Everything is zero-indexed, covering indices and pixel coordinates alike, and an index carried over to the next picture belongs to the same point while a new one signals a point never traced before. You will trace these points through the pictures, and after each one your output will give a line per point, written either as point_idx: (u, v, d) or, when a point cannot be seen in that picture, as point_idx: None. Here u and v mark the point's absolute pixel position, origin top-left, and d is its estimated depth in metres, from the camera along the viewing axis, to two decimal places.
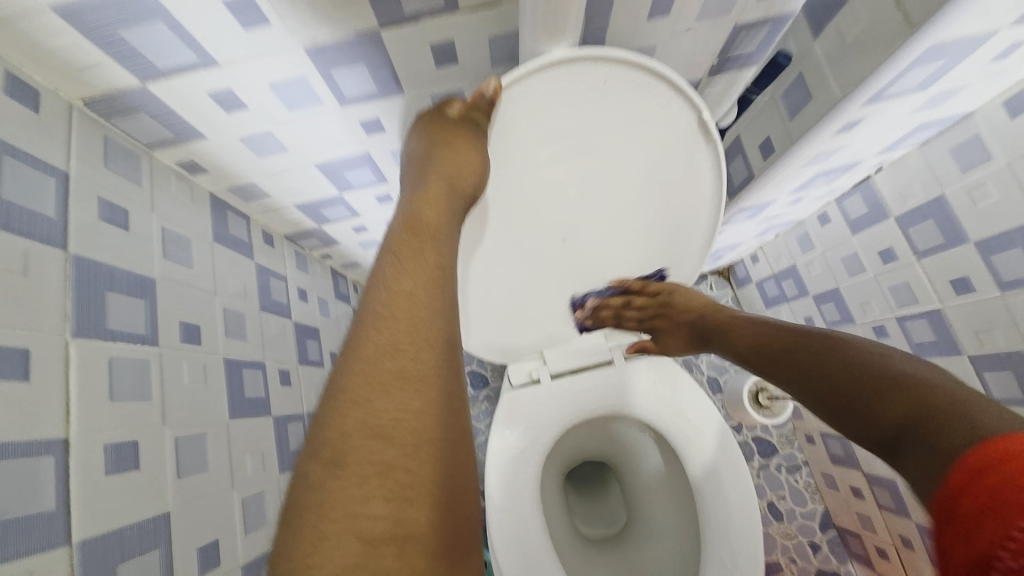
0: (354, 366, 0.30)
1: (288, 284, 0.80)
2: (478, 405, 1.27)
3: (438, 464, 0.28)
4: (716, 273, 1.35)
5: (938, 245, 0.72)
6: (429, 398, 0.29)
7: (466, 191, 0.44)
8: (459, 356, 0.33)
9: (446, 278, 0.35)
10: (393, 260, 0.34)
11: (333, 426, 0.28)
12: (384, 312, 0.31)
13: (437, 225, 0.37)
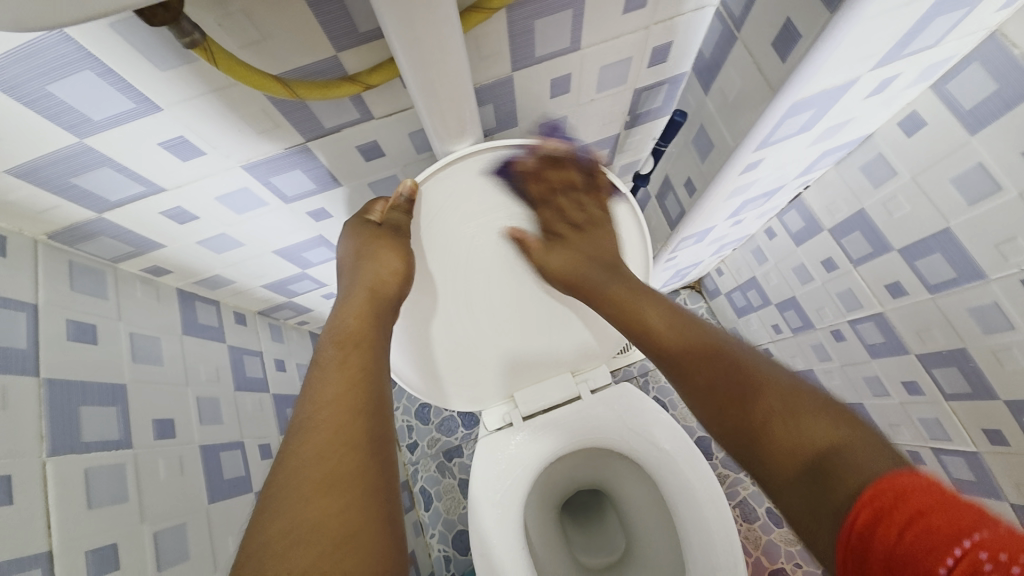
0: (283, 480, 0.35)
1: (265, 358, 0.85)
2: (471, 444, 1.31)
3: (355, 559, 0.32)
4: (688, 288, 1.39)
5: (869, 254, 0.76)
6: (347, 498, 0.35)
7: (390, 294, 0.50)
8: (384, 449, 0.39)
9: (369, 379, 0.42)
10: (318, 375, 0.41)
11: (265, 531, 0.33)
12: (310, 424, 0.38)
13: (360, 332, 0.45)
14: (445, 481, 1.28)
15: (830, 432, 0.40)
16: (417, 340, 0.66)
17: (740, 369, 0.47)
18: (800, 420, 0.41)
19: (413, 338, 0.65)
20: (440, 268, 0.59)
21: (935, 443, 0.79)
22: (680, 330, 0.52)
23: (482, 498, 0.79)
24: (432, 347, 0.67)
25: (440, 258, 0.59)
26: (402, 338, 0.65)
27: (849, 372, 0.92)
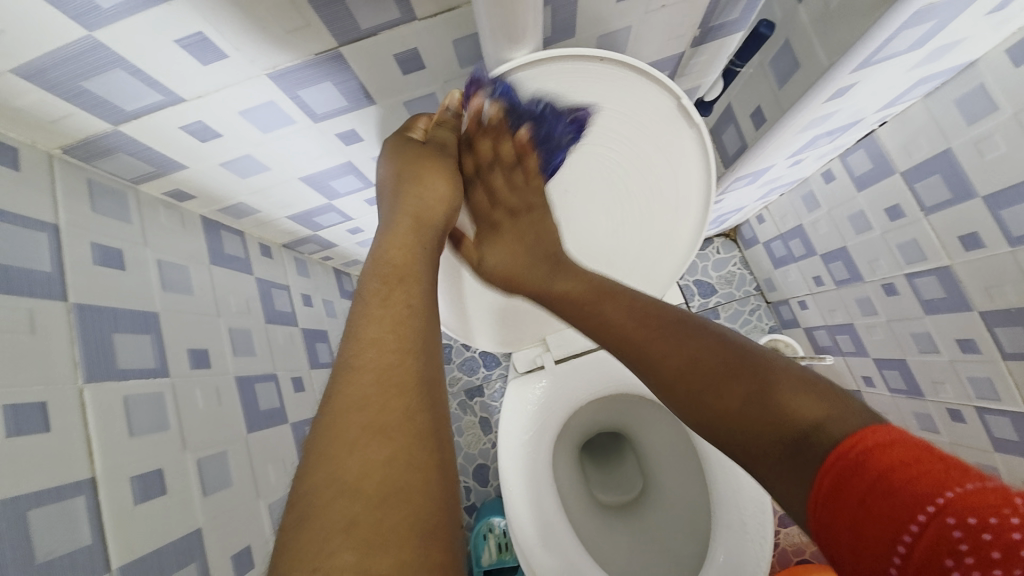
0: (331, 423, 0.34)
1: (291, 292, 0.83)
2: (492, 385, 1.32)
3: (408, 510, 0.31)
4: (722, 236, 1.33)
5: (945, 201, 0.69)
6: (397, 446, 0.33)
7: (435, 224, 0.46)
8: (433, 395, 0.37)
9: (417, 318, 0.39)
10: (364, 311, 0.38)
11: (314, 474, 0.32)
12: (357, 364, 0.36)
13: (407, 265, 0.41)
14: (466, 418, 1.31)
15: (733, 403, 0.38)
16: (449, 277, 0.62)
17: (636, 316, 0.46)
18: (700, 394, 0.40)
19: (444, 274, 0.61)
20: (481, 200, 0.55)
21: (981, 402, 0.76)
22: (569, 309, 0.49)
23: (508, 437, 0.80)
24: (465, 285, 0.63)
25: (482, 190, 0.54)
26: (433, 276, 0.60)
27: (895, 327, 0.88)
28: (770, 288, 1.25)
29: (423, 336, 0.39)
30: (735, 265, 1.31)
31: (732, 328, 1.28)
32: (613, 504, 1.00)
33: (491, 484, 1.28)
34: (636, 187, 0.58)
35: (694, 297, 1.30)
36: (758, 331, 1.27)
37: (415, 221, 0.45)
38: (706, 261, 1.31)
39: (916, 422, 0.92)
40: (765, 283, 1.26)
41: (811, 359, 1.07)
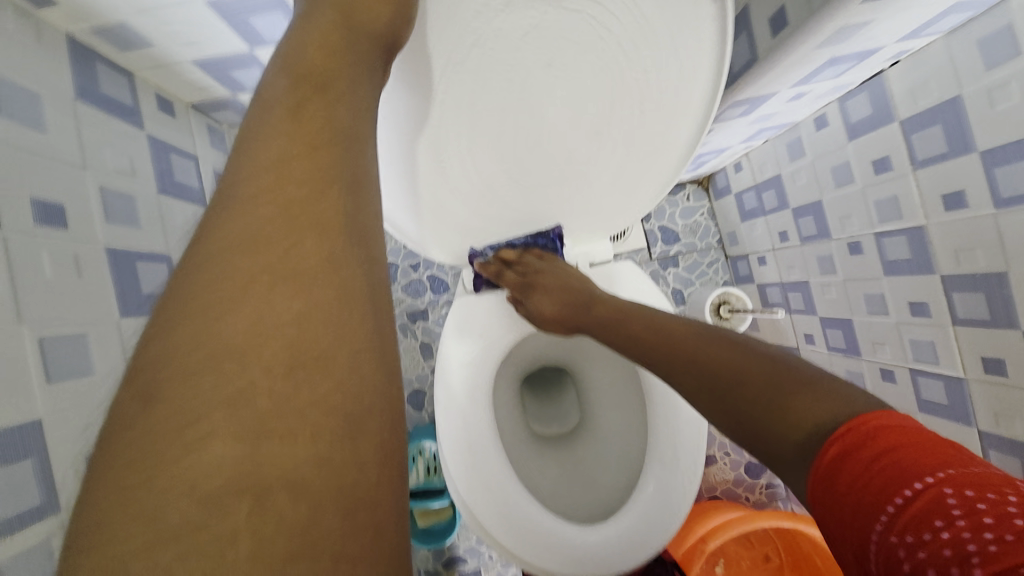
0: (204, 262, 0.26)
1: (200, 166, 0.68)
2: (437, 310, 1.24)
3: (318, 390, 0.24)
4: (696, 182, 1.27)
5: (940, 154, 0.65)
6: (307, 304, 0.26)
7: (378, 34, 0.35)
8: (367, 243, 0.29)
9: (339, 146, 0.30)
10: (263, 125, 0.29)
11: (180, 333, 0.24)
12: (250, 193, 0.27)
13: (330, 76, 0.31)
14: (406, 342, 1.24)
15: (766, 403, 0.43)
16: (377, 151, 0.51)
17: (667, 346, 0.55)
18: (744, 399, 0.45)
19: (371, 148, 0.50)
20: (438, 45, 0.44)
21: (917, 365, 0.77)
22: (617, 310, 0.63)
23: (451, 354, 0.74)
24: (402, 166, 0.53)
25: (438, 34, 0.43)
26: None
27: (850, 288, 0.88)
28: (732, 242, 1.22)
29: (350, 168, 0.30)
30: (702, 215, 1.27)
31: (688, 279, 1.26)
32: (548, 437, 0.99)
33: (427, 409, 1.24)
34: (630, 72, 0.49)
35: (656, 242, 1.25)
36: (712, 284, 1.26)
37: (344, 21, 0.33)
38: (675, 206, 1.26)
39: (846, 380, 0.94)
40: (728, 236, 1.24)
41: (760, 313, 1.06)
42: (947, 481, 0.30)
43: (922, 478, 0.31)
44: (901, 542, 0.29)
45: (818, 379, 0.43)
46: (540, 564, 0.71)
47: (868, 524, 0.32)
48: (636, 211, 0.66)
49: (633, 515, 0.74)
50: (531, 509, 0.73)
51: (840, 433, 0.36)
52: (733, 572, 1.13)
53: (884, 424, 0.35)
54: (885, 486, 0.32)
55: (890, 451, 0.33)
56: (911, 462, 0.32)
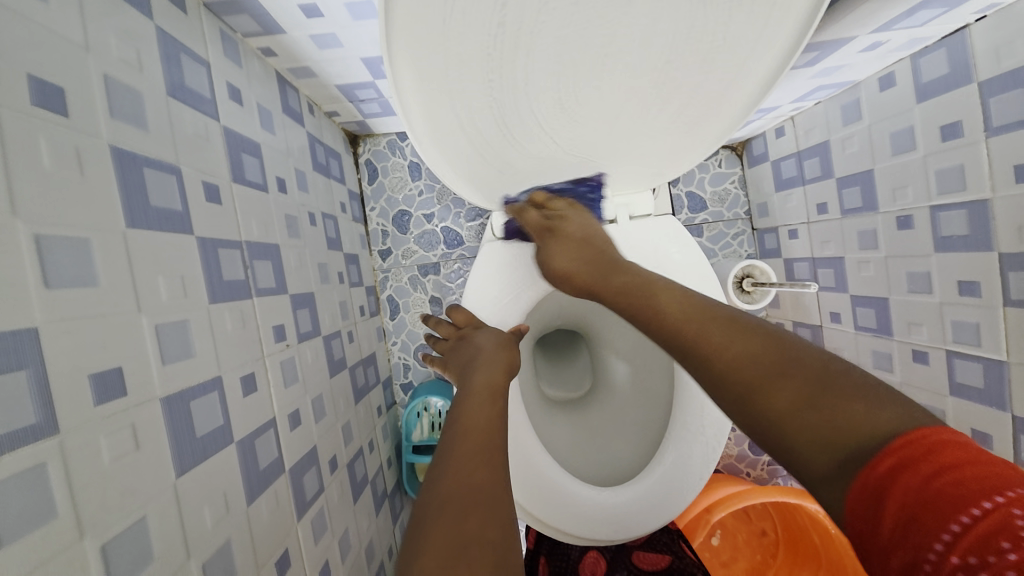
0: None
1: (212, 74, 0.62)
2: (450, 265, 1.19)
3: None
4: (729, 148, 1.21)
5: (1020, 121, 0.60)
6: None
7: None
8: None
9: None
10: None
11: None
12: None
13: None
14: (416, 295, 1.20)
15: (797, 395, 0.39)
16: (424, 62, 0.44)
17: (680, 325, 0.49)
18: (769, 384, 0.41)
19: (418, 57, 0.43)
20: None
21: (956, 347, 0.74)
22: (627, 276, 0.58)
23: (472, 303, 0.68)
24: (448, 84, 0.47)
25: None
26: (405, 54, 0.42)
27: (890, 264, 0.84)
28: (762, 214, 1.17)
29: None
30: (733, 183, 1.21)
31: (711, 249, 1.22)
32: (558, 399, 0.97)
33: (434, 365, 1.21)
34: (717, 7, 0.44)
35: (682, 209, 1.20)
36: (736, 257, 1.22)
37: None
38: (705, 172, 1.20)
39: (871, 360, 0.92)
40: (757, 207, 1.19)
41: (786, 287, 1.02)
42: (1015, 502, 0.27)
43: (989, 497, 0.28)
44: (962, 562, 0.27)
45: (852, 387, 0.38)
46: (554, 522, 0.69)
47: (923, 541, 0.29)
48: (694, 152, 0.62)
49: (650, 479, 0.72)
50: (549, 467, 0.71)
51: (896, 446, 0.33)
52: (729, 544, 1.14)
53: (944, 439, 0.32)
54: (944, 507, 0.29)
55: (951, 469, 0.30)
56: (977, 482, 0.29)
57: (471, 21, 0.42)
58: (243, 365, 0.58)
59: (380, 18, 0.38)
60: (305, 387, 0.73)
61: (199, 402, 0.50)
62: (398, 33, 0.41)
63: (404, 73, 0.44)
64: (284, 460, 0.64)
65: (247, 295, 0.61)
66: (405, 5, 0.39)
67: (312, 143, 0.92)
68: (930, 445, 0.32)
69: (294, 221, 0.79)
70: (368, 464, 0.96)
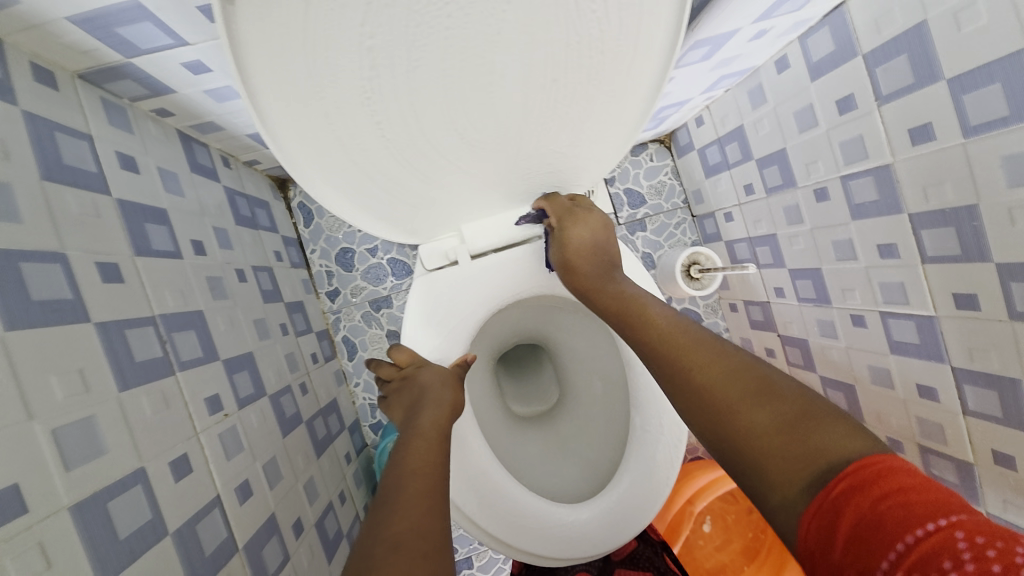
0: None
1: (99, 146, 0.59)
2: (401, 295, 1.17)
3: None
4: (657, 142, 1.24)
5: (905, 87, 0.63)
6: None
7: None
8: None
9: None
10: None
11: None
12: None
13: None
14: (371, 331, 1.17)
15: (774, 420, 0.41)
16: (298, 109, 0.43)
17: (673, 347, 0.51)
18: (751, 409, 0.43)
19: (290, 106, 0.42)
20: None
21: (889, 306, 0.76)
22: (624, 304, 0.60)
23: (413, 340, 0.66)
24: (332, 129, 0.46)
25: None
26: (275, 104, 0.41)
27: (817, 236, 0.87)
28: (698, 201, 1.20)
29: None
30: (666, 175, 1.24)
31: (656, 242, 1.24)
32: (528, 415, 0.96)
33: None
34: (585, 26, 0.45)
35: (622, 207, 1.22)
36: (681, 245, 1.24)
37: None
38: (638, 168, 1.23)
39: (817, 329, 0.94)
40: (693, 195, 1.22)
41: (730, 270, 1.04)
42: (959, 526, 0.28)
43: (937, 519, 0.29)
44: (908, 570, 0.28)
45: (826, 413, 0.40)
46: (531, 550, 0.68)
47: (871, 559, 0.30)
48: (604, 159, 0.63)
49: (619, 489, 0.72)
50: (517, 494, 0.70)
51: (853, 469, 0.34)
52: (720, 529, 1.10)
53: (889, 467, 0.33)
54: (895, 526, 0.30)
55: (901, 492, 0.32)
56: (922, 505, 0.30)
57: (338, 70, 0.41)
58: (171, 447, 0.55)
59: (234, 74, 0.37)
60: (253, 454, 0.70)
61: (118, 500, 0.46)
62: (261, 88, 0.40)
63: (277, 124, 0.43)
64: (236, 538, 0.60)
65: (169, 372, 0.58)
66: (259, 62, 0.38)
67: (232, 196, 0.89)
68: (879, 470, 0.33)
69: (218, 282, 0.75)
70: (342, 517, 0.92)
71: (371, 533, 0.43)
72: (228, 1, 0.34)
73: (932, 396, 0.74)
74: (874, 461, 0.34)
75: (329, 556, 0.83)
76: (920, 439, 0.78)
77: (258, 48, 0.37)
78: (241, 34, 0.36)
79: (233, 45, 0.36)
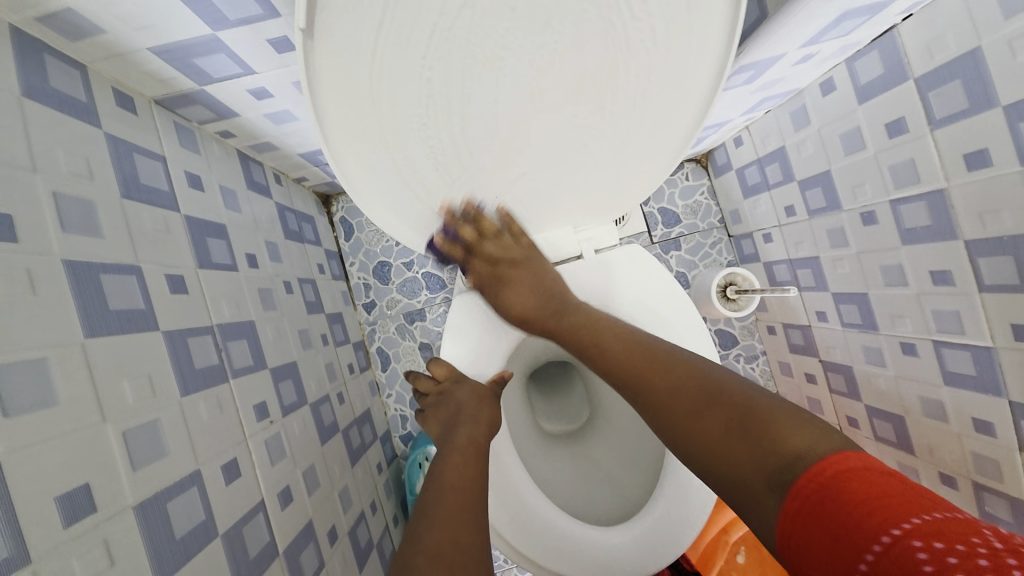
0: None
1: (169, 167, 0.64)
2: (435, 309, 1.19)
3: None
4: (693, 161, 1.23)
5: (959, 112, 0.61)
6: None
7: None
8: None
9: None
10: None
11: None
12: None
13: None
14: (404, 344, 1.19)
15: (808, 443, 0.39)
16: (360, 135, 0.46)
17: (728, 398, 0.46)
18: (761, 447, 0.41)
19: (352, 133, 0.45)
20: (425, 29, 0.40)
21: (942, 335, 0.73)
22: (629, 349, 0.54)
23: (452, 356, 0.67)
24: (388, 154, 0.48)
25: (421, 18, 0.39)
26: (340, 131, 0.44)
27: (864, 260, 0.84)
28: (735, 221, 1.18)
29: None
30: (702, 194, 1.23)
31: (691, 261, 1.22)
32: (559, 433, 0.95)
33: None
34: (631, 54, 0.46)
35: (657, 225, 1.21)
36: (716, 266, 1.22)
37: None
38: (674, 187, 1.22)
39: (863, 356, 0.91)
40: (730, 215, 1.20)
41: (769, 292, 1.02)
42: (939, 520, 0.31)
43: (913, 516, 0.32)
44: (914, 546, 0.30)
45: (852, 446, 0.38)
46: (564, 571, 0.68)
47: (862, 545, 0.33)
48: (646, 183, 0.63)
49: (654, 513, 0.71)
50: (551, 513, 0.70)
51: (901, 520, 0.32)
52: (754, 561, 1.03)
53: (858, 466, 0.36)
54: (883, 517, 0.33)
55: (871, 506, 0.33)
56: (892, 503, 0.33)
57: (397, 98, 0.44)
58: (223, 452, 0.57)
59: (308, 102, 0.40)
60: (294, 461, 0.72)
61: (176, 501, 0.49)
62: (329, 116, 0.43)
63: (340, 149, 0.46)
64: (277, 542, 0.62)
65: (223, 379, 0.61)
66: (329, 92, 0.41)
67: (282, 211, 0.94)
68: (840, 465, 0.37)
69: (268, 293, 0.79)
70: (373, 526, 0.93)
71: (409, 546, 0.44)
72: (310, 38, 0.37)
73: (990, 431, 0.70)
74: (838, 454, 0.37)
75: (359, 564, 0.84)
76: (975, 476, 0.74)
77: (329, 77, 0.40)
78: (316, 66, 0.39)
79: (309, 78, 0.40)
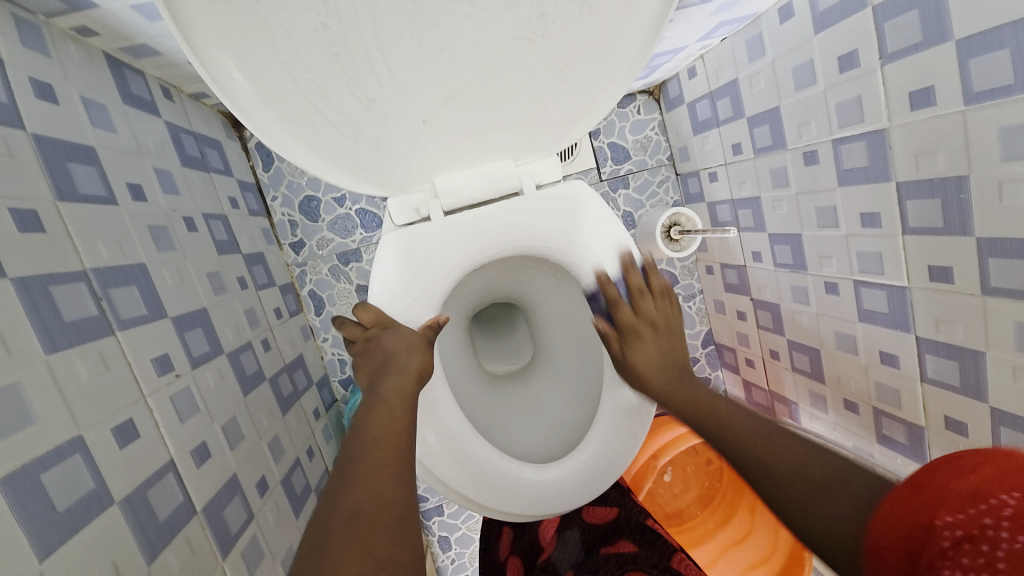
0: None
1: (5, 70, 0.50)
2: (372, 249, 1.11)
3: None
4: (646, 93, 1.17)
5: (912, 46, 0.59)
6: None
7: None
8: None
9: None
10: None
11: None
12: None
13: None
14: (340, 286, 1.12)
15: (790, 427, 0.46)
16: (228, 18, 0.37)
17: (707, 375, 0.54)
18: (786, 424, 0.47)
19: (224, 24, 0.37)
20: None
21: (864, 276, 0.76)
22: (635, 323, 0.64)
23: (382, 298, 0.62)
24: (279, 58, 0.40)
25: None
26: (205, 18, 0.36)
27: (801, 201, 0.85)
28: (683, 159, 1.16)
29: None
30: (653, 129, 1.18)
31: (638, 200, 1.20)
32: (501, 373, 0.95)
33: None
34: None
35: (606, 161, 1.16)
36: (663, 205, 1.21)
37: None
38: (625, 120, 1.16)
39: (790, 295, 0.95)
40: (678, 152, 1.17)
41: (711, 232, 1.03)
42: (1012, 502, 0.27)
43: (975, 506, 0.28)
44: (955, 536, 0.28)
45: None
46: (502, 507, 0.69)
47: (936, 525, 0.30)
48: (593, 114, 0.57)
49: (590, 448, 0.73)
50: (489, 454, 0.71)
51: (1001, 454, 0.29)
52: (679, 478, 1.13)
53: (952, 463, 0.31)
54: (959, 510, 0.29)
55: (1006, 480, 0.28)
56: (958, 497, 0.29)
57: None
58: (114, 413, 0.51)
59: None
60: (211, 415, 0.66)
61: (54, 472, 0.43)
62: None
63: (210, 44, 0.37)
64: (194, 501, 0.58)
65: (108, 332, 0.53)
66: None
67: (177, 133, 0.80)
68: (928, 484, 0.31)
69: (163, 232, 0.68)
70: (309, 472, 0.91)
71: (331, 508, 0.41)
72: None
73: (893, 363, 0.76)
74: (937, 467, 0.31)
75: (296, 511, 0.82)
76: (875, 403, 0.81)
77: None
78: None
79: None
